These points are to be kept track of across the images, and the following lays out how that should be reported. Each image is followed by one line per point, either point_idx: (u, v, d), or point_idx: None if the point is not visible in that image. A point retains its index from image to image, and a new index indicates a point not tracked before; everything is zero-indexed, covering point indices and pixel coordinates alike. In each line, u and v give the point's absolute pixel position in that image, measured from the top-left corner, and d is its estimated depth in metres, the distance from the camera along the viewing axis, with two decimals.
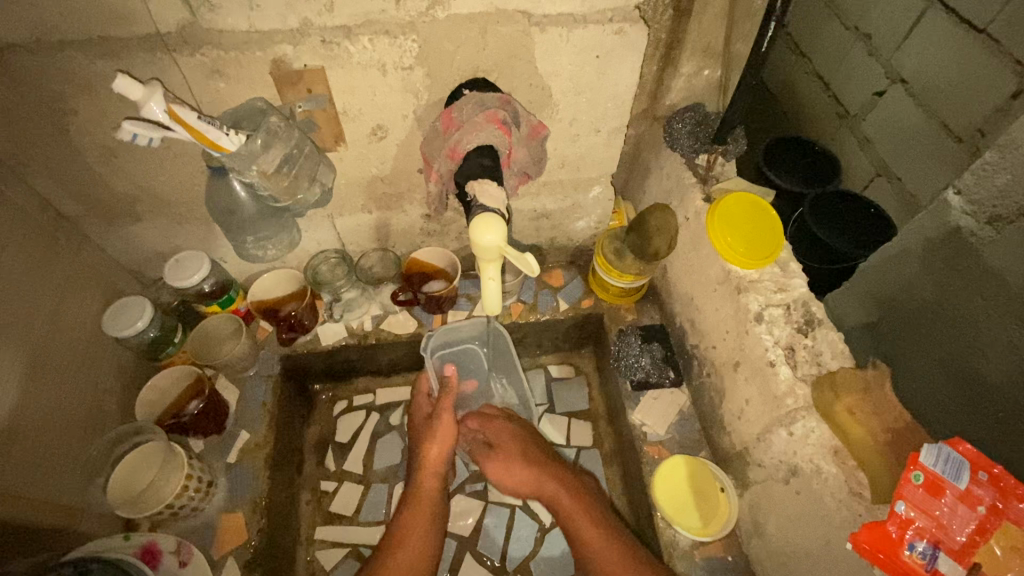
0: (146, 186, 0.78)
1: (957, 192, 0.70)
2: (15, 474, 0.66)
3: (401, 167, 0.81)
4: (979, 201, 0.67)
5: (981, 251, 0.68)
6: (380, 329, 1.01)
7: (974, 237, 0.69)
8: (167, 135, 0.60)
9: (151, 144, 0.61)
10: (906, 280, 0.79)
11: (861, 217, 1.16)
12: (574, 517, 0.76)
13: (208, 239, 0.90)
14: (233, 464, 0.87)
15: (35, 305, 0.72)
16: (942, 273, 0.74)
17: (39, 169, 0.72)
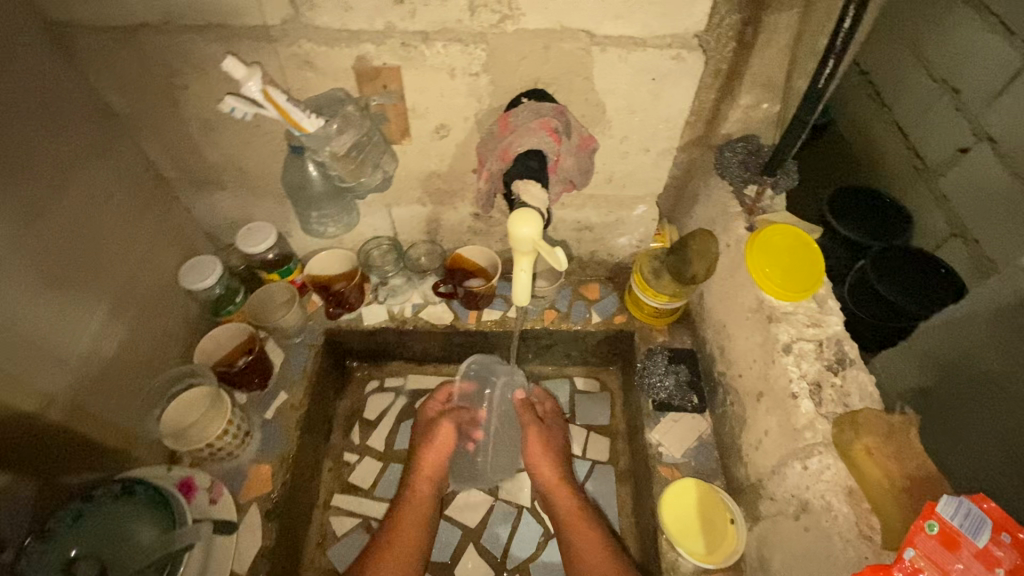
0: (234, 158, 0.88)
1: None
2: (89, 392, 0.76)
3: (457, 166, 0.87)
4: None
5: None
6: (418, 317, 1.07)
7: None
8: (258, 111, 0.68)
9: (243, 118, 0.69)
10: None
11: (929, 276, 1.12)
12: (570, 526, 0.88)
13: (277, 213, 0.99)
14: (269, 420, 0.94)
15: (127, 250, 0.83)
16: None
17: (148, 132, 0.83)
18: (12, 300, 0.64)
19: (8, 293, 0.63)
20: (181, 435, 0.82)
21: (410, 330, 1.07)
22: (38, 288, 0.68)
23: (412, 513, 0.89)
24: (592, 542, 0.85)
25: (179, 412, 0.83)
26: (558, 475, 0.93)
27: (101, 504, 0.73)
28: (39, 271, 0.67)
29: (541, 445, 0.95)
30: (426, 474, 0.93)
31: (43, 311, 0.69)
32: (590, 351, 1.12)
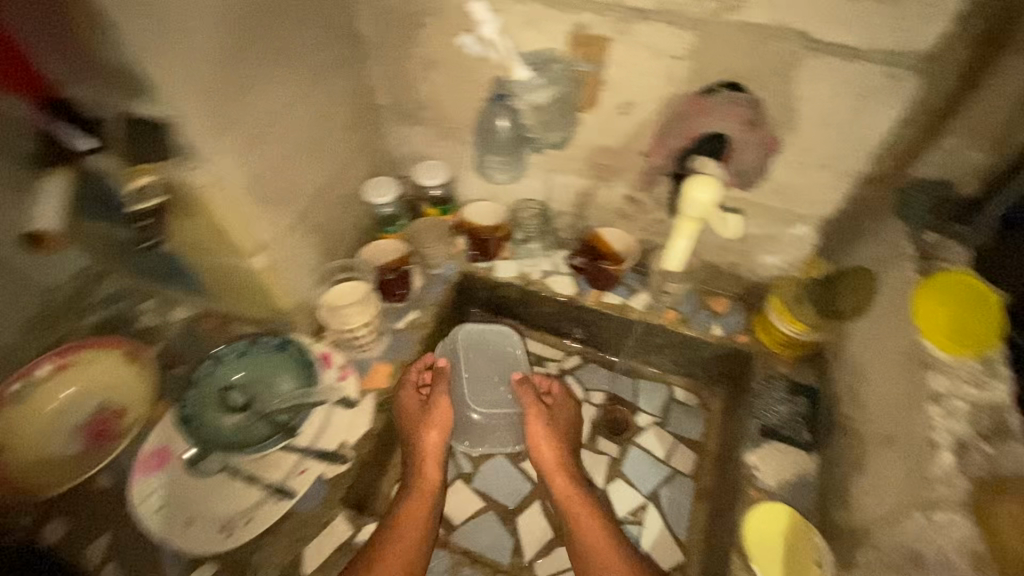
0: (435, 98, 1.00)
1: None
2: (286, 257, 0.92)
3: (629, 145, 0.92)
4: None
5: None
6: (545, 282, 1.13)
7: None
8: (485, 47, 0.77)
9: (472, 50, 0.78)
10: None
11: None
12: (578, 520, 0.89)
13: (453, 156, 1.10)
14: (398, 331, 1.06)
15: (336, 153, 0.98)
16: None
17: (377, 61, 0.98)
18: (261, 163, 0.80)
19: (262, 156, 0.80)
20: (332, 315, 0.98)
21: (534, 292, 1.13)
22: (277, 158, 0.83)
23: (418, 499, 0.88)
24: (601, 531, 0.88)
25: (337, 297, 0.99)
26: (557, 459, 0.96)
27: (263, 353, 0.96)
28: (281, 147, 0.83)
29: (543, 429, 0.98)
30: (427, 459, 0.93)
31: (279, 177, 0.85)
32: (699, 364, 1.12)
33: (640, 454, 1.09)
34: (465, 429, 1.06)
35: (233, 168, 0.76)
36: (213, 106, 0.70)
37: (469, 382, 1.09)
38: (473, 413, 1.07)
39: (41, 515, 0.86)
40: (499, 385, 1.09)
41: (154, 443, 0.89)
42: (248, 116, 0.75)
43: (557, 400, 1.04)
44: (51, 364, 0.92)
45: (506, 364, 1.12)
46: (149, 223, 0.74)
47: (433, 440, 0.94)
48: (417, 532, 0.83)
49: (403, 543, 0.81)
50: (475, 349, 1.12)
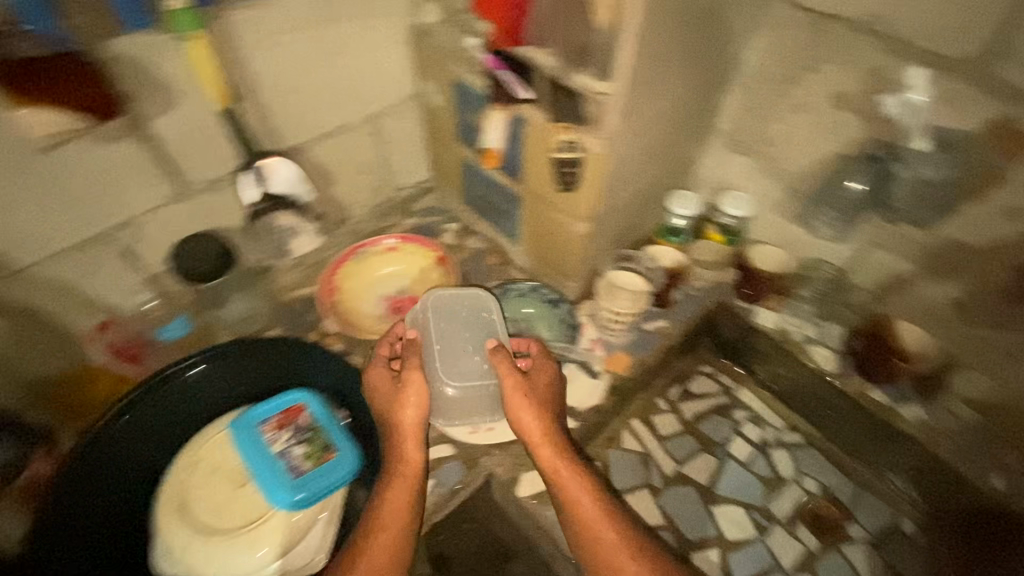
0: (782, 140, 1.01)
1: None
2: (602, 234, 1.02)
3: (994, 251, 0.85)
4: None
5: None
6: (805, 349, 1.11)
7: None
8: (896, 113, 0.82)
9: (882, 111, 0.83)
10: None
11: None
12: (580, 508, 0.80)
13: (763, 197, 1.11)
14: (645, 331, 1.11)
15: (670, 161, 1.06)
16: None
17: (741, 90, 1.02)
18: (634, 152, 0.91)
19: (638, 148, 0.91)
20: (606, 289, 1.07)
21: (786, 351, 1.12)
22: (644, 151, 0.94)
23: (402, 480, 0.80)
24: (601, 521, 0.79)
25: (616, 278, 1.07)
26: (542, 432, 0.84)
27: (541, 301, 1.10)
28: (649, 143, 0.93)
29: (524, 402, 0.85)
30: (405, 439, 0.82)
31: (632, 166, 0.94)
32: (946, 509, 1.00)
33: (839, 564, 1.02)
34: (447, 410, 0.93)
35: (624, 151, 0.87)
36: (640, 99, 0.82)
37: (439, 362, 0.91)
38: (449, 388, 0.91)
39: (346, 351, 1.10)
40: (472, 353, 0.92)
41: None
42: (647, 108, 0.85)
43: (542, 368, 0.91)
44: (394, 241, 1.19)
45: (484, 329, 0.94)
46: (573, 171, 0.88)
47: (410, 420, 0.83)
48: (407, 513, 0.77)
49: (393, 519, 0.76)
50: (449, 317, 0.94)
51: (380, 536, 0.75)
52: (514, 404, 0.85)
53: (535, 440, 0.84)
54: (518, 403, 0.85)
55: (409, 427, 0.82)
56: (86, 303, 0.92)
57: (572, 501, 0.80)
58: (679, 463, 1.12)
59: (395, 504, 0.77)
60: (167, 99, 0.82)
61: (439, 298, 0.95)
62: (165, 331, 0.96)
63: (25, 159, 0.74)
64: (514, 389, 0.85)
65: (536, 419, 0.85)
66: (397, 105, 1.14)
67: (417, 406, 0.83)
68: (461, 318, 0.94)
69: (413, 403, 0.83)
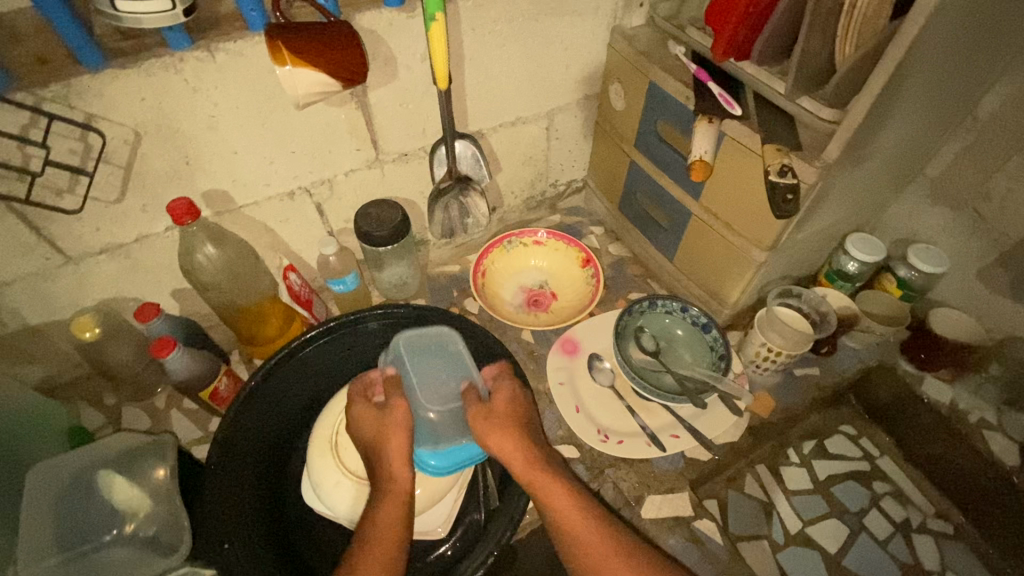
0: (1009, 198, 0.91)
1: None
2: (774, 266, 0.97)
3: None
4: None
5: None
6: (982, 433, 1.01)
7: None
8: None
9: None
10: None
11: None
12: (568, 519, 0.73)
13: (962, 257, 1.01)
14: (796, 375, 1.05)
15: (863, 201, 0.98)
16: None
17: (966, 137, 0.93)
18: (837, 188, 0.86)
19: (843, 183, 0.85)
20: (761, 322, 1.00)
21: (954, 431, 1.02)
22: (846, 188, 0.88)
23: (392, 509, 0.74)
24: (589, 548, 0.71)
25: (775, 313, 1.00)
26: (516, 448, 0.77)
27: (688, 321, 1.04)
28: (853, 180, 0.87)
29: (489, 425, 0.78)
30: (392, 463, 0.76)
31: (831, 200, 0.89)
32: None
33: None
34: (426, 433, 0.83)
35: (831, 184, 0.82)
36: (868, 132, 0.76)
37: (419, 386, 0.85)
38: (429, 413, 0.83)
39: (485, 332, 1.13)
40: (447, 380, 0.86)
41: (572, 332, 1.10)
42: (869, 143, 0.79)
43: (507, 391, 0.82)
44: (544, 235, 1.20)
45: (459, 361, 0.87)
46: (792, 198, 0.78)
47: (390, 447, 0.77)
48: (393, 548, 0.71)
49: (384, 551, 0.70)
50: (421, 352, 0.87)
51: (371, 557, 0.69)
52: (483, 433, 0.78)
53: (518, 465, 0.77)
54: (490, 429, 0.78)
55: (396, 449, 0.76)
56: (281, 245, 1.02)
57: (558, 514, 0.74)
58: (805, 522, 1.05)
59: (386, 527, 0.72)
60: (392, 72, 0.88)
61: (408, 346, 0.87)
62: (339, 283, 1.03)
63: (275, 110, 0.83)
64: (482, 416, 0.79)
65: (511, 443, 0.77)
66: (576, 104, 1.16)
67: (401, 432, 0.77)
68: (432, 352, 0.88)
69: (399, 433, 0.77)
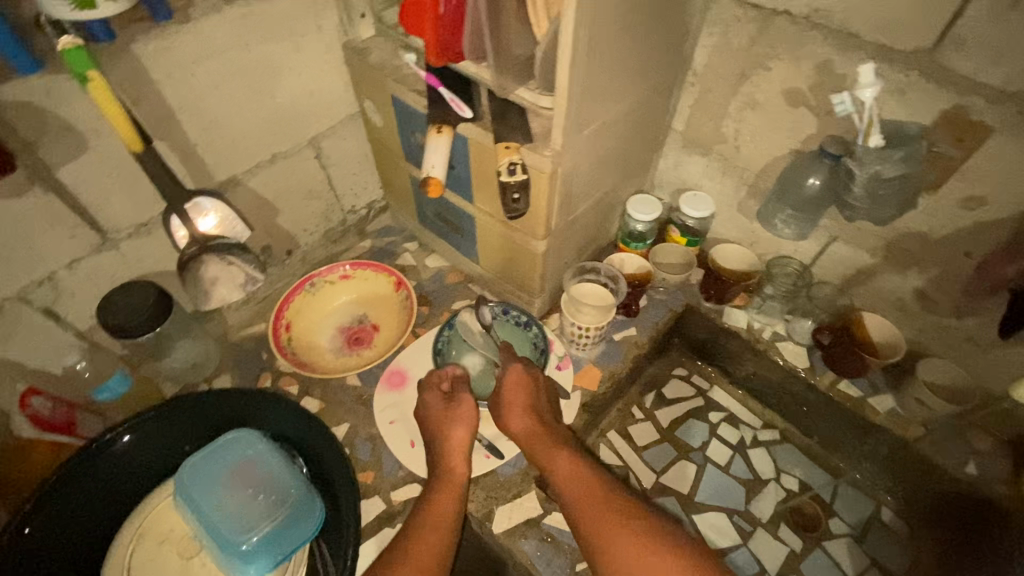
0: (740, 137, 0.99)
1: None
2: (559, 245, 0.99)
3: (954, 242, 0.83)
4: None
5: None
6: (777, 346, 1.08)
7: None
8: (849, 111, 0.77)
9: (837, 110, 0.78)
10: None
11: None
12: (593, 505, 0.76)
13: (724, 195, 1.09)
14: (614, 340, 1.10)
15: (625, 165, 1.03)
16: None
17: (694, 90, 1.00)
18: (588, 164, 0.88)
19: (591, 158, 0.87)
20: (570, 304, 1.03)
21: (756, 351, 1.10)
22: (597, 163, 0.90)
23: (447, 490, 0.81)
24: (605, 509, 0.75)
25: (580, 292, 1.04)
26: (547, 435, 0.86)
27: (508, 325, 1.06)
28: (603, 151, 0.90)
29: (522, 408, 0.89)
30: (452, 456, 0.85)
31: (590, 176, 0.91)
32: (923, 491, 1.00)
33: (823, 559, 1.00)
34: (255, 549, 0.77)
35: (575, 164, 0.83)
36: (587, 111, 0.78)
37: (230, 510, 0.79)
38: (253, 533, 0.78)
39: (303, 390, 1.03)
40: (259, 491, 0.81)
41: (399, 364, 1.03)
42: (596, 117, 0.81)
43: (525, 380, 0.92)
44: (348, 268, 1.12)
45: (257, 462, 0.83)
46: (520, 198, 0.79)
47: (461, 444, 0.86)
48: (440, 534, 0.76)
49: (433, 534, 0.75)
50: (214, 471, 0.82)
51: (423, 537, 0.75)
52: (523, 423, 0.88)
53: (555, 452, 0.84)
54: (528, 418, 0.88)
55: (457, 442, 0.86)
56: (12, 367, 0.84)
57: (587, 501, 0.77)
58: (658, 473, 1.09)
59: (440, 514, 0.78)
60: (77, 142, 0.75)
61: (192, 474, 0.81)
62: (103, 390, 0.92)
63: None
64: (518, 398, 0.90)
65: (545, 431, 0.87)
66: (339, 124, 1.09)
67: (468, 426, 0.87)
68: (225, 465, 0.82)
69: (464, 427, 0.87)
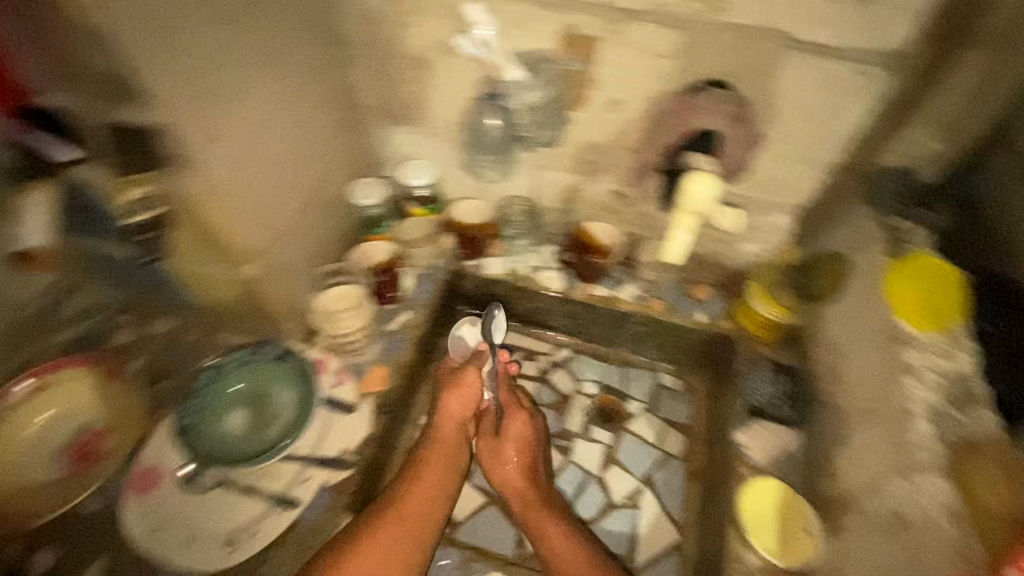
0: (421, 98, 0.99)
1: None
2: (274, 262, 0.92)
3: (618, 142, 0.94)
4: None
5: None
6: (534, 279, 1.14)
7: None
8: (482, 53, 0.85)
9: (472, 54, 0.85)
10: None
11: None
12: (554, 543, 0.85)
13: (438, 156, 1.10)
14: (393, 331, 1.07)
15: (320, 158, 0.98)
16: None
17: (361, 63, 0.97)
18: (250, 169, 0.82)
19: (250, 163, 0.81)
20: (326, 317, 0.98)
21: (522, 289, 1.14)
22: (267, 165, 0.86)
23: (431, 481, 0.87)
24: (568, 546, 0.85)
25: (328, 301, 1.00)
26: (528, 469, 0.94)
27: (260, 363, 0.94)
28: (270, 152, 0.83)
29: (526, 442, 0.96)
30: (443, 454, 0.91)
31: (266, 180, 0.86)
32: (685, 347, 1.14)
33: (632, 440, 1.08)
34: None
35: (229, 173, 0.78)
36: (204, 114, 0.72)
37: None
38: None
39: None
40: None
41: (148, 459, 0.86)
42: (228, 122, 0.76)
43: (529, 434, 0.97)
44: (29, 382, 0.79)
45: None
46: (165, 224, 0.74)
47: (452, 445, 0.94)
48: (418, 528, 0.81)
49: (412, 528, 0.81)
50: None
51: (401, 529, 0.80)
52: (507, 444, 0.96)
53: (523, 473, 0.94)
54: (511, 443, 0.96)
55: (449, 439, 0.94)
56: None
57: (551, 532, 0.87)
58: None
59: (426, 507, 0.84)
60: None
61: None
62: None
63: None
64: (523, 431, 0.97)
65: (523, 454, 0.95)
66: None
67: (461, 428, 0.96)
68: None
69: (457, 428, 0.96)
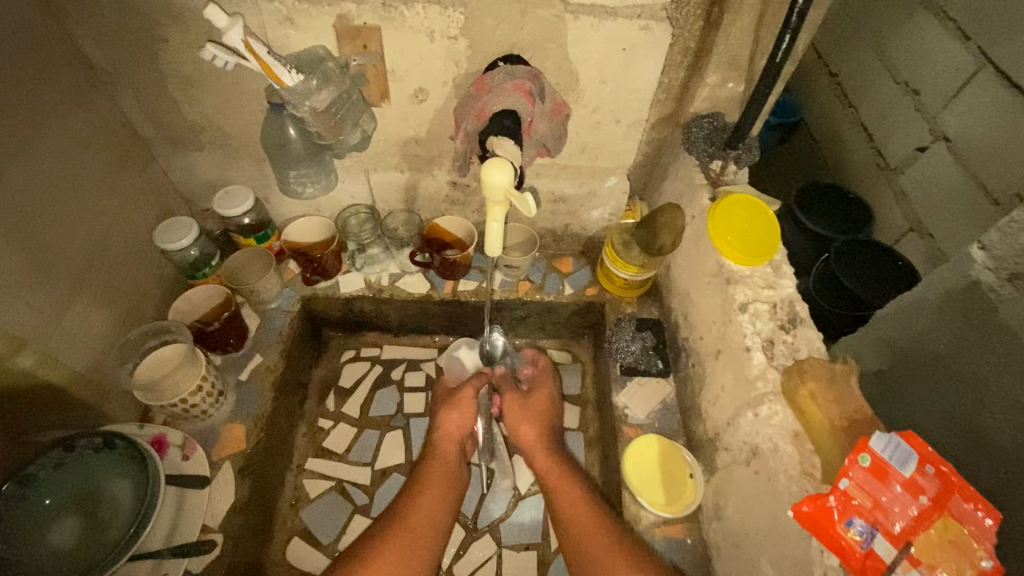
0: (212, 117, 0.89)
1: (983, 248, 0.75)
2: (65, 341, 0.78)
3: (436, 132, 0.89)
4: (1003, 256, 0.72)
5: (1001, 306, 0.72)
6: (396, 286, 1.08)
7: (995, 293, 0.73)
8: (240, 62, 0.71)
9: (226, 68, 0.72)
10: (920, 333, 0.85)
11: (888, 270, 1.32)
12: (576, 517, 0.77)
13: (254, 177, 0.99)
14: (244, 381, 0.96)
15: (101, 205, 0.84)
16: (960, 329, 0.78)
17: (127, 88, 0.84)
18: None
19: None
20: (155, 387, 0.84)
21: (384, 300, 1.08)
22: (20, 242, 0.70)
23: (439, 473, 0.82)
24: (586, 515, 0.77)
25: (153, 366, 0.85)
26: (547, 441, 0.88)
27: (80, 458, 0.75)
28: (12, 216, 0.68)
29: (540, 413, 0.91)
30: (447, 445, 0.86)
31: (24, 261, 0.70)
32: (562, 322, 1.15)
33: None
34: None
35: None
36: None
37: None
38: None
39: None
40: None
41: None
42: None
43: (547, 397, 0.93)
44: None
45: None
46: None
47: (456, 430, 0.87)
48: (427, 531, 0.74)
49: (419, 528, 0.74)
50: None
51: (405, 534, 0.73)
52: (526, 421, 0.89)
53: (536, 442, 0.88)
54: (533, 417, 0.90)
55: (452, 430, 0.87)
56: None
57: (568, 500, 0.80)
58: (371, 463, 1.04)
59: (430, 505, 0.77)
60: None
61: None
62: None
63: None
64: (537, 398, 0.92)
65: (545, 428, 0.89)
66: None
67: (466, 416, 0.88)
68: None
69: (464, 416, 0.88)
